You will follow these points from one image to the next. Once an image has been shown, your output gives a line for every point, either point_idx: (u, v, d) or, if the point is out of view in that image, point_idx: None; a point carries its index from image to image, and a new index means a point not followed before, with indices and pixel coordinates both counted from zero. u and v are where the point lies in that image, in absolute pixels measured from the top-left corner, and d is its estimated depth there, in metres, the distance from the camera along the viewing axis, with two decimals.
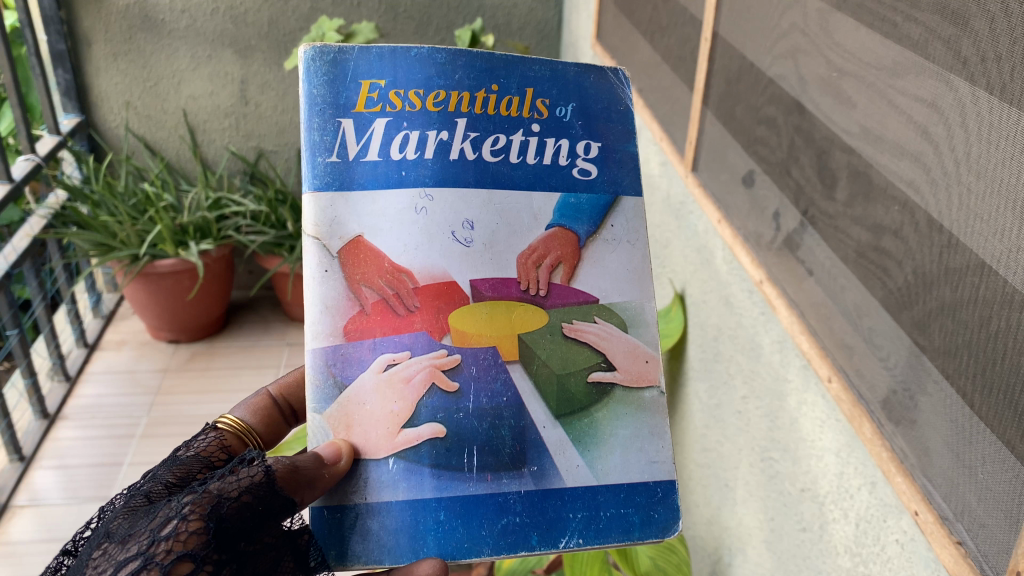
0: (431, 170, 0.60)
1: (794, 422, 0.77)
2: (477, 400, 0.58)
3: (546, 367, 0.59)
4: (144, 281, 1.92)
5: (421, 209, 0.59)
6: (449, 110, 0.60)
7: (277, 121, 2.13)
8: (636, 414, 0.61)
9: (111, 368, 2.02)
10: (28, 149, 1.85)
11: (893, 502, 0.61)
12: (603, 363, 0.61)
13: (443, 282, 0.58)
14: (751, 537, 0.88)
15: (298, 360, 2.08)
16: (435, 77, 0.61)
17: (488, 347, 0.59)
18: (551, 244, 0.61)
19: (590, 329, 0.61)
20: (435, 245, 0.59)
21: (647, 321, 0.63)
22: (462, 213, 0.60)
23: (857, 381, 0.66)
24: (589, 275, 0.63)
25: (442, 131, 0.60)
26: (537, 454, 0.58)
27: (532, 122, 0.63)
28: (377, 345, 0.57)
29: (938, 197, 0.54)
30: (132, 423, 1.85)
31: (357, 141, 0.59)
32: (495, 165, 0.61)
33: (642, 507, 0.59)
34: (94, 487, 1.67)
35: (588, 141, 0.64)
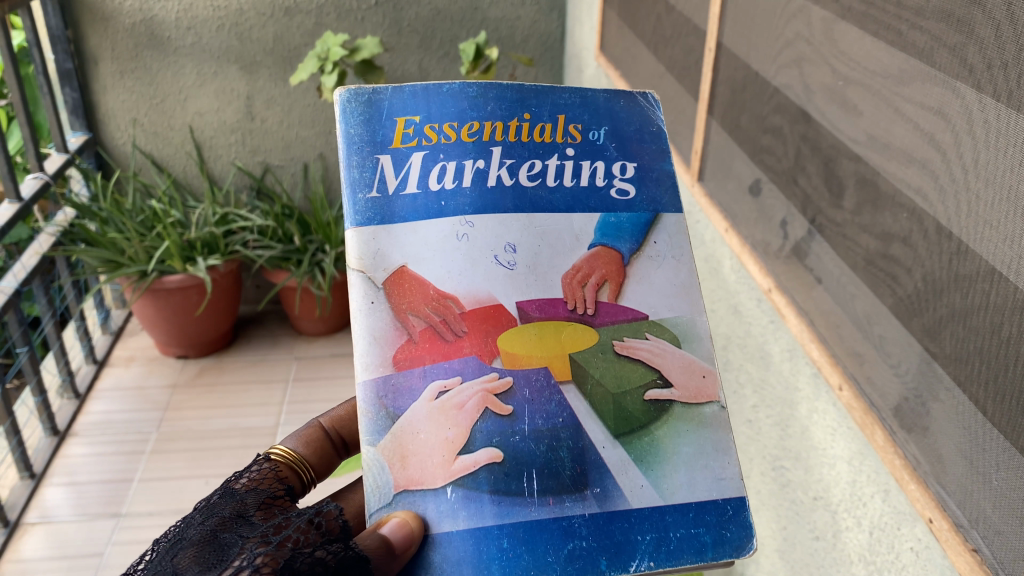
0: (470, 198, 0.58)
1: (805, 431, 0.77)
2: (533, 423, 0.54)
3: (600, 382, 0.55)
4: (152, 297, 1.93)
5: (463, 236, 0.57)
6: (483, 140, 0.60)
7: (283, 136, 2.14)
8: (698, 430, 0.56)
9: (120, 384, 2.02)
10: (37, 167, 1.87)
11: (905, 510, 0.61)
12: (660, 379, 0.57)
13: (489, 305, 0.56)
14: (762, 546, 0.88)
15: (307, 374, 2.08)
16: (468, 110, 0.60)
17: (539, 367, 0.55)
18: (595, 263, 0.58)
19: (643, 346, 0.57)
20: (479, 270, 0.56)
21: (701, 336, 0.59)
22: (504, 236, 0.58)
23: (867, 389, 0.66)
24: (637, 293, 0.59)
25: (476, 160, 0.59)
26: (599, 476, 0.53)
27: (565, 148, 0.61)
28: (427, 373, 0.54)
29: (946, 204, 0.54)
30: (142, 439, 1.85)
31: (396, 175, 0.58)
32: (532, 189, 0.60)
33: (713, 526, 0.53)
34: (105, 503, 1.67)
35: (623, 162, 0.63)
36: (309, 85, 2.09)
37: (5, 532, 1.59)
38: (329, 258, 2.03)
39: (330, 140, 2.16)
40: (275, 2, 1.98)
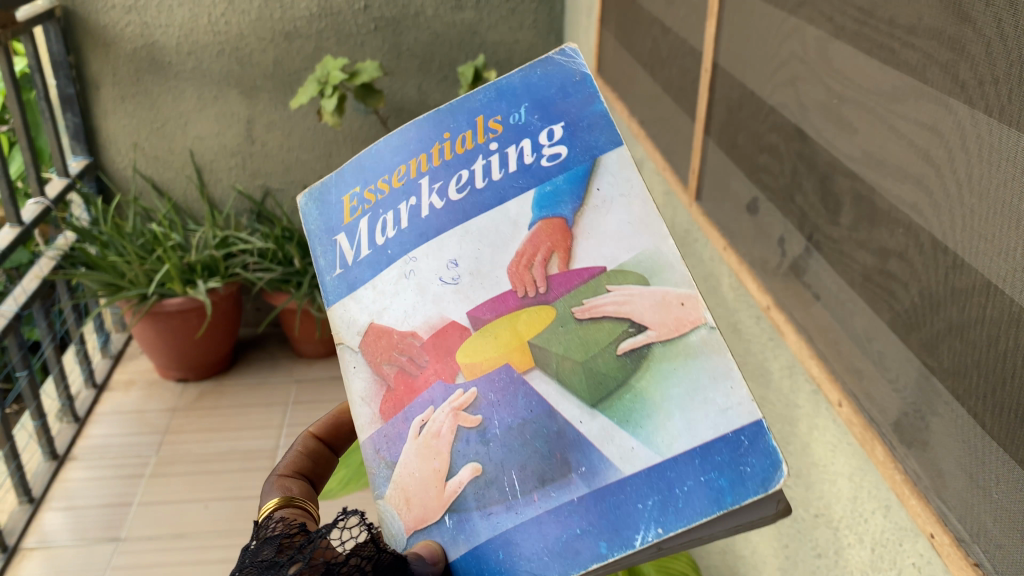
0: (411, 235, 0.46)
1: (805, 448, 0.77)
2: (502, 420, 0.41)
3: (566, 359, 0.41)
4: (152, 320, 1.94)
5: (410, 272, 0.45)
6: (412, 177, 0.47)
7: (283, 159, 2.15)
8: (686, 363, 0.39)
9: (120, 408, 2.02)
10: (38, 192, 1.88)
11: (908, 526, 0.60)
12: (631, 327, 0.40)
13: (444, 328, 0.43)
14: (765, 565, 0.88)
15: (307, 397, 2.08)
16: (389, 154, 0.48)
17: (499, 365, 0.42)
18: (538, 239, 0.43)
19: (605, 303, 0.41)
20: (429, 298, 0.44)
21: (670, 262, 0.41)
22: (443, 254, 0.44)
23: (866, 405, 0.66)
24: (588, 247, 0.43)
25: (408, 199, 0.46)
26: (582, 454, 0.39)
27: (488, 144, 0.46)
28: (408, 413, 0.43)
29: (941, 219, 0.55)
30: (141, 463, 1.84)
31: (352, 245, 0.48)
32: (464, 200, 0.45)
33: (726, 467, 0.37)
34: (105, 527, 1.67)
35: (549, 127, 0.45)
36: (309, 109, 2.10)
37: (4, 557, 1.58)
38: None
39: (330, 163, 2.17)
40: (275, 28, 1.99)
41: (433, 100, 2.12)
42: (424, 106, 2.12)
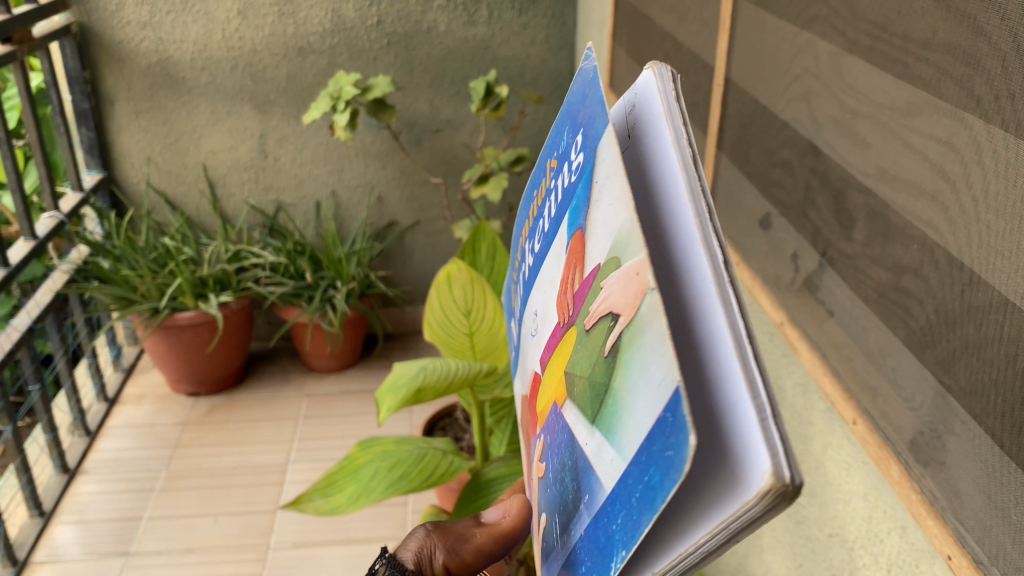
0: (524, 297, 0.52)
1: (820, 466, 0.76)
2: (552, 462, 0.42)
3: (579, 378, 0.38)
4: (164, 334, 1.95)
5: (526, 329, 0.51)
6: (526, 240, 0.53)
7: (295, 174, 2.16)
8: (637, 347, 0.31)
9: (131, 422, 2.03)
10: (52, 206, 1.89)
11: (924, 547, 0.59)
12: (613, 320, 0.34)
13: (534, 375, 0.48)
14: None
15: (318, 411, 2.08)
16: (523, 227, 0.56)
17: (552, 402, 0.43)
18: (570, 262, 0.42)
19: (599, 305, 0.36)
20: (528, 347, 0.49)
21: (629, 234, 0.33)
22: (535, 302, 0.49)
23: (881, 423, 0.65)
24: (596, 248, 0.38)
25: (525, 259, 0.53)
26: (587, 477, 0.37)
27: (551, 184, 0.48)
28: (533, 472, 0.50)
29: (957, 235, 0.54)
30: (152, 477, 1.84)
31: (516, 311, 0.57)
32: (540, 247, 0.48)
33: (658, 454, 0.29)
34: (114, 542, 1.66)
35: (575, 142, 0.43)
36: (322, 123, 2.11)
37: (13, 571, 1.57)
38: (340, 294, 2.04)
39: (342, 178, 2.18)
40: (289, 43, 2.01)
41: (445, 115, 2.13)
42: (436, 121, 2.13)
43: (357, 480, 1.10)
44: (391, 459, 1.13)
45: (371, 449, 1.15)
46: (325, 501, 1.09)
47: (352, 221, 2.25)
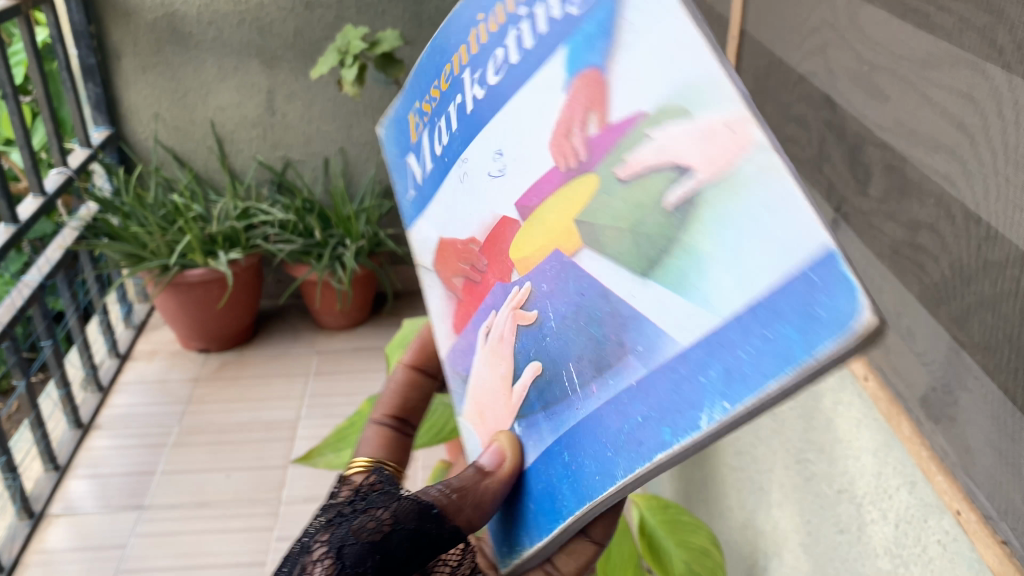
0: (458, 142, 0.54)
1: (830, 423, 0.76)
2: (555, 314, 0.43)
3: (608, 231, 0.40)
4: (175, 290, 1.96)
5: (463, 175, 0.54)
6: (446, 96, 0.56)
7: (303, 131, 2.15)
8: (718, 196, 0.34)
9: (142, 378, 2.05)
10: (60, 162, 1.89)
11: (933, 502, 0.59)
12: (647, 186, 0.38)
13: (495, 229, 0.50)
14: (786, 540, 0.87)
15: (327, 368, 2.09)
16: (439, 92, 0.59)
17: (548, 257, 0.45)
18: (573, 107, 0.44)
19: (645, 156, 0.39)
20: (483, 197, 0.51)
21: (696, 91, 0.37)
22: (492, 148, 0.51)
23: (893, 379, 0.65)
24: (615, 106, 0.42)
25: (456, 96, 0.55)
26: (634, 329, 0.38)
27: (472, 72, 0.53)
28: (476, 323, 0.51)
29: (974, 189, 0.53)
30: (164, 432, 1.86)
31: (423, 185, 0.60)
32: (484, 106, 0.52)
33: (796, 318, 0.31)
34: (127, 495, 1.69)
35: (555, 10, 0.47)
36: (330, 79, 2.09)
37: (29, 524, 1.60)
38: (349, 252, 2.04)
39: (350, 134, 2.17)
40: None
41: None
42: None
43: None
44: None
45: None
46: (336, 457, 1.07)
47: (360, 178, 2.24)
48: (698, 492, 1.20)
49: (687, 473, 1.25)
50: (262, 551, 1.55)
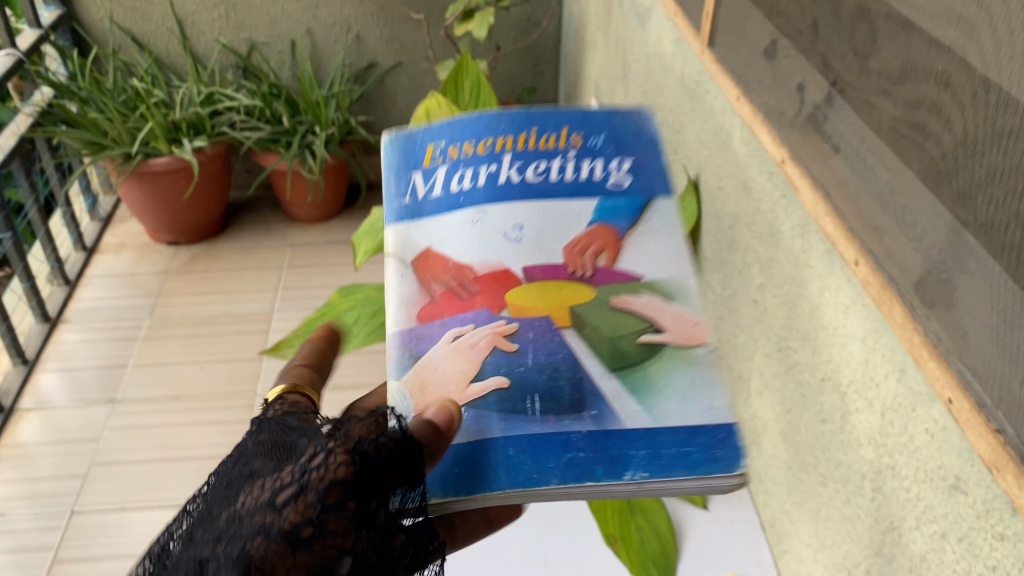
0: (483, 194, 0.67)
1: (814, 310, 0.73)
2: (537, 355, 0.56)
3: (595, 331, 0.58)
4: (139, 181, 1.89)
5: (475, 221, 0.65)
6: (496, 150, 0.69)
7: (268, 11, 2.03)
8: (687, 367, 0.56)
9: (111, 271, 1.99)
10: (8, 44, 1.78)
11: (921, 391, 0.56)
12: (650, 325, 0.59)
13: (499, 270, 0.62)
14: (765, 429, 0.85)
15: (301, 260, 2.05)
16: (482, 130, 0.70)
17: (541, 315, 0.59)
18: (593, 237, 0.65)
19: (636, 300, 0.60)
20: (490, 244, 0.63)
21: (689, 291, 0.61)
22: (513, 217, 0.65)
23: (886, 263, 0.61)
24: (630, 258, 0.63)
25: (490, 166, 0.68)
26: (595, 400, 0.54)
27: (502, 155, 0.69)
28: (444, 321, 0.58)
29: (985, 52, 0.48)
30: (135, 326, 1.83)
31: (425, 183, 0.68)
32: (538, 184, 0.68)
33: (706, 445, 0.52)
34: (101, 389, 1.66)
35: (619, 159, 0.71)
36: None
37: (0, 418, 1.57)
38: (320, 140, 1.96)
39: (318, 15, 2.05)
40: None
41: None
42: None
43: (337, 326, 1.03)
44: (373, 306, 1.06)
45: (351, 296, 1.09)
46: None
47: (330, 62, 2.14)
48: None
49: None
50: (239, 443, 1.54)
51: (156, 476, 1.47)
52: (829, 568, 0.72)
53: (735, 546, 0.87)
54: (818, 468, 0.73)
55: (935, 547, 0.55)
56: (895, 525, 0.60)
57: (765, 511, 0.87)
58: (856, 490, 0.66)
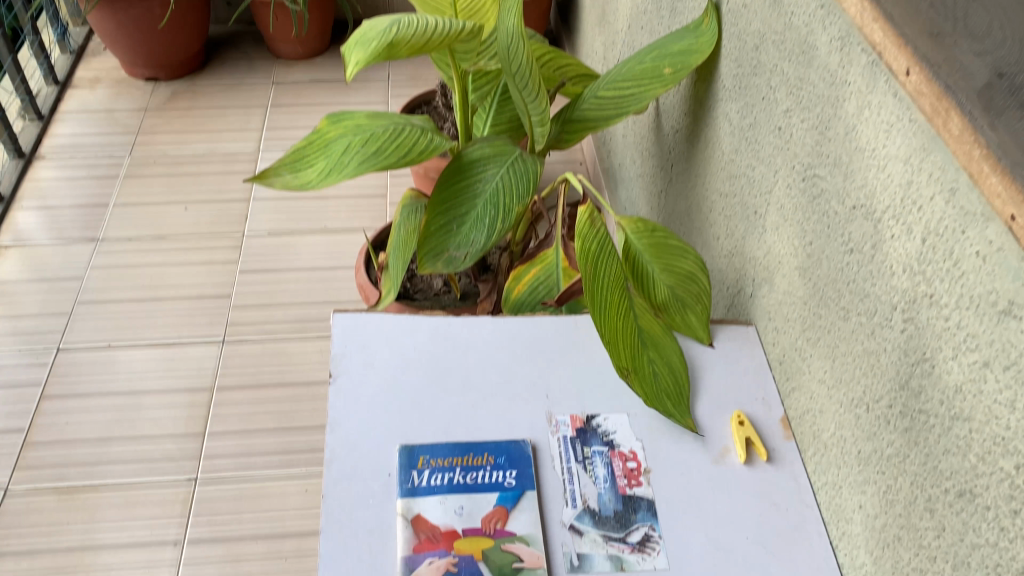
0: (439, 488, 0.72)
1: (850, 132, 0.66)
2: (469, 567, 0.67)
3: (494, 561, 0.67)
4: (110, 8, 1.76)
5: (458, 512, 0.70)
6: (447, 465, 0.74)
7: None
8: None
9: (86, 107, 1.89)
10: None
11: (975, 210, 0.51)
12: (515, 554, 0.68)
13: (446, 532, 0.69)
14: (780, 265, 0.81)
15: (286, 100, 1.95)
16: (457, 447, 0.75)
17: (466, 551, 0.68)
18: (489, 516, 0.70)
19: (520, 547, 0.68)
20: (439, 517, 0.70)
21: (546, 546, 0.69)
22: (456, 500, 0.71)
23: (943, 70, 0.53)
24: (521, 521, 0.70)
25: (442, 475, 0.73)
26: None
27: (458, 469, 0.73)
28: (417, 558, 0.67)
29: None
30: (114, 164, 1.75)
31: (414, 476, 0.72)
32: (465, 484, 0.72)
33: None
34: (81, 227, 1.60)
35: (544, 456, 0.76)
36: None
37: None
38: None
39: None
40: None
41: None
42: None
43: (328, 155, 0.97)
44: (365, 135, 0.99)
45: (340, 124, 1.01)
46: (295, 178, 0.96)
47: None
48: (680, 222, 1.13)
49: (671, 204, 1.18)
50: (227, 285, 1.50)
51: (144, 316, 1.44)
52: (843, 404, 0.70)
53: (739, 378, 0.84)
54: (839, 303, 0.69)
55: (974, 378, 0.52)
56: (927, 356, 0.57)
57: (773, 349, 0.84)
58: (883, 322, 0.62)
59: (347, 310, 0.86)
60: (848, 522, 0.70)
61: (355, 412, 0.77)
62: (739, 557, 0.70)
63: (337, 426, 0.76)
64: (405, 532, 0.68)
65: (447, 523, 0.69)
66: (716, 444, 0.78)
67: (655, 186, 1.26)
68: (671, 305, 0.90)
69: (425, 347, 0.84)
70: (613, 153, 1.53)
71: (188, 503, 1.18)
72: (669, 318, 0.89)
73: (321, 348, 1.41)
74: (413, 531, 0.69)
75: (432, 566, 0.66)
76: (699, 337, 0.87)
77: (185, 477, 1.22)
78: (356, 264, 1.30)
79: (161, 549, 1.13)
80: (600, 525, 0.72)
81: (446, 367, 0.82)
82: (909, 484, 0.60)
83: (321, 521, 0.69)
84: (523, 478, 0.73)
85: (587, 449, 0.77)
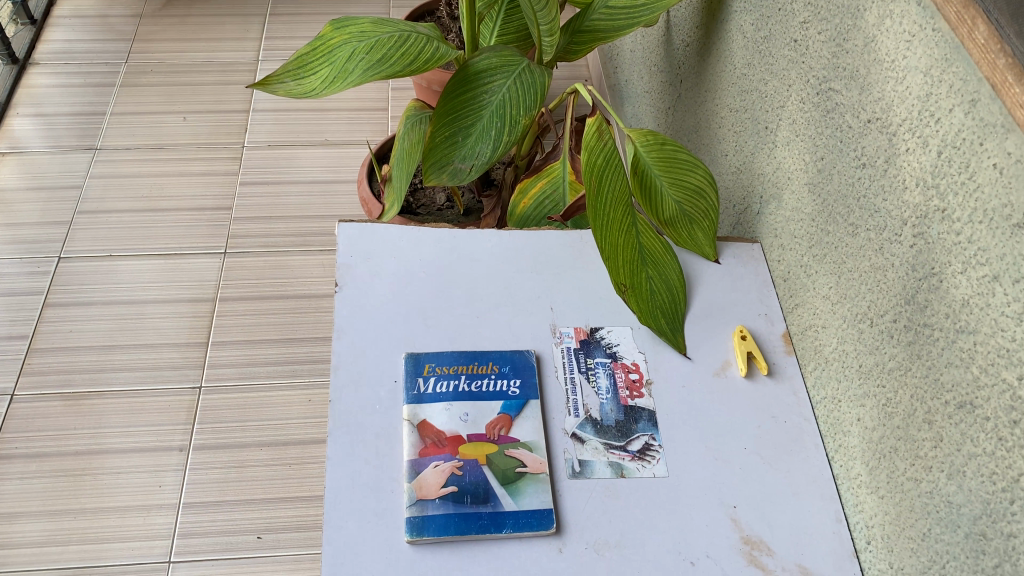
0: (446, 395, 0.73)
1: (869, 43, 0.64)
2: (475, 473, 0.68)
3: (498, 468, 0.68)
4: None
5: (463, 418, 0.71)
6: (454, 372, 0.74)
7: None
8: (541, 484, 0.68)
9: (79, 12, 1.84)
10: None
11: (994, 122, 0.51)
12: (519, 462, 0.69)
13: (452, 438, 0.70)
14: (790, 181, 0.80)
15: (285, 9, 1.89)
16: (460, 356, 0.76)
17: (472, 458, 0.69)
18: (495, 423, 0.72)
19: (525, 455, 0.70)
20: (447, 422, 0.71)
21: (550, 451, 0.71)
22: (463, 407, 0.72)
23: None
24: (526, 429, 0.72)
25: (449, 382, 0.73)
26: (490, 493, 0.67)
27: (463, 377, 0.74)
28: (423, 462, 0.68)
29: None
30: (110, 72, 1.71)
31: (421, 382, 0.73)
32: (471, 392, 0.73)
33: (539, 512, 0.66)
34: (78, 136, 1.58)
35: (544, 365, 0.77)
36: None
37: None
38: None
39: None
40: None
41: None
42: None
43: (331, 62, 0.94)
44: (370, 42, 0.96)
45: (345, 29, 0.98)
46: (298, 86, 0.93)
47: None
48: (688, 139, 1.12)
49: (679, 120, 1.16)
50: (228, 197, 1.49)
51: (144, 227, 1.43)
52: (847, 319, 0.70)
53: (743, 299, 0.84)
54: (848, 219, 0.69)
55: (982, 291, 0.52)
56: (935, 271, 0.57)
57: (778, 266, 0.84)
58: (892, 237, 0.62)
59: (353, 219, 0.85)
60: (844, 435, 0.71)
61: (361, 322, 0.77)
62: (737, 467, 0.72)
63: (343, 333, 0.76)
64: (410, 436, 0.69)
65: (452, 428, 0.71)
66: (717, 358, 0.79)
67: (663, 103, 1.24)
68: (678, 224, 0.87)
69: (431, 258, 0.84)
70: (620, 70, 1.50)
71: (193, 410, 1.20)
72: (676, 235, 0.87)
73: (322, 263, 1.40)
74: (419, 435, 0.70)
75: (437, 470, 0.68)
76: (705, 253, 0.87)
77: (189, 385, 1.23)
78: (359, 177, 1.29)
79: (167, 454, 1.15)
80: (601, 434, 0.73)
81: (451, 278, 0.82)
82: (909, 396, 0.61)
83: (329, 424, 0.70)
84: (527, 388, 0.74)
85: (590, 360, 0.78)
